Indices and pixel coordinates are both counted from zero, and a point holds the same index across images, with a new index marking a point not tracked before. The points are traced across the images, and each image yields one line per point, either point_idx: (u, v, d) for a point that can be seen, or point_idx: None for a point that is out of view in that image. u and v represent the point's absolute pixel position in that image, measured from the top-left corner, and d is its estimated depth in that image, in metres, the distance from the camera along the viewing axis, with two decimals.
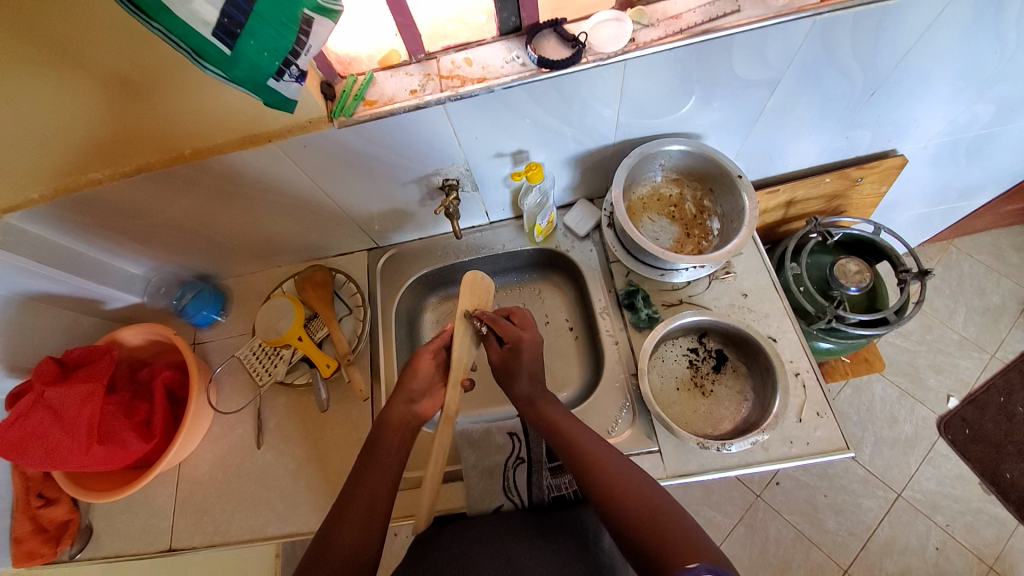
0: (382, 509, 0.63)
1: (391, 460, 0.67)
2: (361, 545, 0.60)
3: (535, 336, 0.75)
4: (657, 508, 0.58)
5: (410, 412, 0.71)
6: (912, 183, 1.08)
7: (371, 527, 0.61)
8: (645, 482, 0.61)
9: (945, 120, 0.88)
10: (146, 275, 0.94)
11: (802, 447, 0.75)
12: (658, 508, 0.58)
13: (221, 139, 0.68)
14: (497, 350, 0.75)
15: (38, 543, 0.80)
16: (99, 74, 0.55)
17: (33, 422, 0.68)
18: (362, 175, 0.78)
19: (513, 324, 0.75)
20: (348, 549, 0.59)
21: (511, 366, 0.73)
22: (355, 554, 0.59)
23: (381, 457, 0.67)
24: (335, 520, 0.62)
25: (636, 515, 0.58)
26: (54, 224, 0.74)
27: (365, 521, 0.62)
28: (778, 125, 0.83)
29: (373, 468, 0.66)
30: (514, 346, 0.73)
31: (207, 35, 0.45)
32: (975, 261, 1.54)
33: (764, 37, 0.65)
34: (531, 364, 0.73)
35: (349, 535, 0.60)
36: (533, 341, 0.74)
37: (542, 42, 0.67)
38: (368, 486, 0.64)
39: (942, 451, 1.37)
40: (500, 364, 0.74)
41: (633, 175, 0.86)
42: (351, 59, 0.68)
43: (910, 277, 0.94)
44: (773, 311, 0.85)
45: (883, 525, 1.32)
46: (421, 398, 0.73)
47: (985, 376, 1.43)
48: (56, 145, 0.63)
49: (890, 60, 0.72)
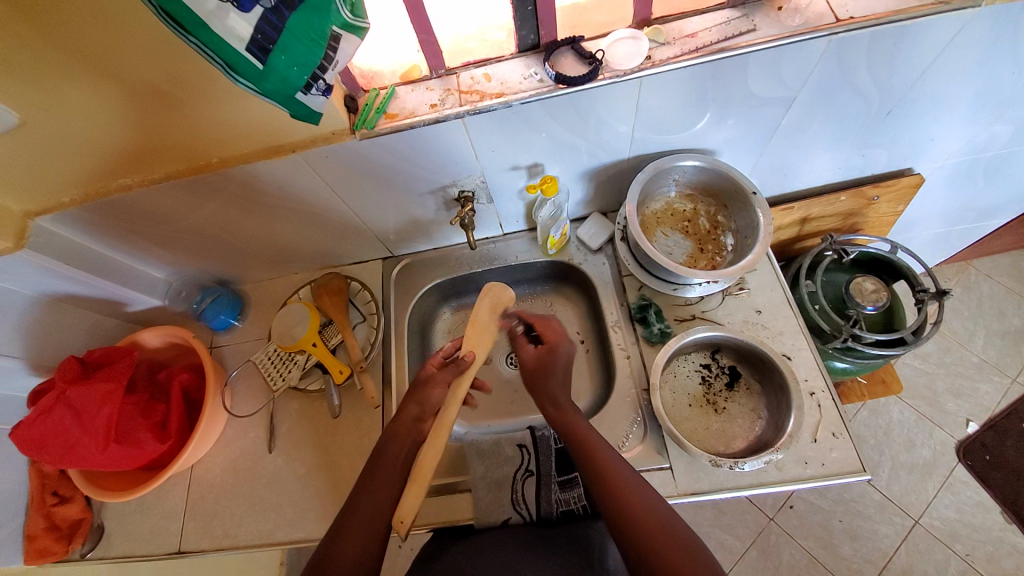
0: (384, 521, 0.63)
1: (393, 472, 0.67)
2: (364, 554, 0.60)
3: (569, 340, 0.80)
4: (651, 508, 0.60)
5: (418, 427, 0.72)
6: (929, 202, 1.07)
7: (373, 538, 0.61)
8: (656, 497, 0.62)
9: (963, 140, 0.87)
10: (167, 279, 0.96)
11: (817, 468, 0.73)
12: (655, 511, 0.60)
13: (248, 148, 0.70)
14: (530, 350, 0.80)
15: (52, 541, 0.81)
16: (135, 84, 0.58)
17: (54, 418, 0.70)
18: (380, 186, 0.80)
19: (550, 328, 0.81)
20: (353, 562, 0.59)
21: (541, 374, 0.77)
22: (359, 562, 0.60)
23: (389, 469, 0.67)
24: (339, 531, 0.62)
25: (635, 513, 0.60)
26: (83, 228, 0.77)
27: (367, 530, 0.62)
28: (792, 143, 0.83)
29: (377, 481, 0.66)
30: (551, 347, 0.79)
31: (241, 50, 0.47)
32: (994, 283, 1.51)
33: (779, 56, 0.66)
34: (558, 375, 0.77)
35: (354, 545, 0.60)
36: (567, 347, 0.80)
37: (559, 59, 0.69)
38: (372, 497, 0.64)
39: (962, 478, 1.33)
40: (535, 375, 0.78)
41: (646, 189, 0.87)
42: (374, 74, 0.71)
43: (927, 297, 0.92)
44: (788, 328, 0.84)
45: (900, 553, 1.28)
46: (430, 417, 0.73)
47: (1007, 401, 1.39)
48: (90, 152, 0.66)
49: (906, 81, 0.72)
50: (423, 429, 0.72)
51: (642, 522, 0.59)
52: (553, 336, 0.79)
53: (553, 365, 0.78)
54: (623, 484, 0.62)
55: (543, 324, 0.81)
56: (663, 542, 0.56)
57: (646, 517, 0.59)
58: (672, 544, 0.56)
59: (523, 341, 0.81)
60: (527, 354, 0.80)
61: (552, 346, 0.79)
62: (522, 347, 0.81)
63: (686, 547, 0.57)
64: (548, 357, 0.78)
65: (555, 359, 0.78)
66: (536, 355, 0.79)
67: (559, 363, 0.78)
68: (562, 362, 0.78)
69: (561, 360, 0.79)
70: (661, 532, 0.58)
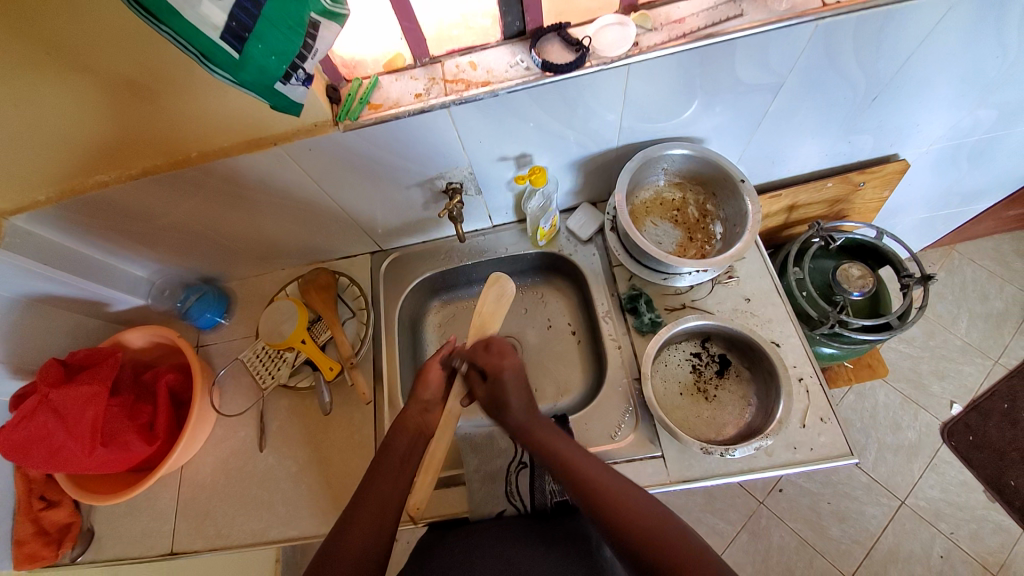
0: (392, 515, 0.63)
1: (398, 468, 0.66)
2: (371, 547, 0.60)
3: (516, 361, 0.75)
4: (598, 473, 0.64)
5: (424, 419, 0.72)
6: (913, 189, 1.08)
7: (381, 535, 0.61)
8: (644, 495, 0.62)
9: (946, 126, 0.88)
10: (150, 278, 0.94)
11: (805, 454, 0.75)
12: (598, 478, 0.63)
13: (228, 142, 0.68)
14: (480, 384, 0.75)
15: (41, 545, 0.80)
16: (108, 76, 0.56)
17: (36, 423, 0.68)
18: (365, 179, 0.79)
19: (493, 354, 0.75)
20: (357, 553, 0.59)
21: (496, 396, 0.73)
22: (363, 559, 0.59)
23: (390, 464, 0.67)
24: (346, 523, 0.61)
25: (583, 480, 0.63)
26: (60, 226, 0.74)
27: (373, 526, 0.61)
28: (780, 130, 0.83)
29: (378, 479, 0.65)
30: (495, 378, 0.74)
31: (214, 38, 0.45)
32: (978, 266, 1.54)
33: (766, 41, 0.65)
34: (517, 387, 0.73)
35: (359, 538, 0.60)
36: (514, 367, 0.75)
37: (545, 46, 0.67)
38: (375, 493, 0.64)
39: (946, 458, 1.36)
40: (486, 396, 0.75)
41: (636, 179, 0.87)
42: (357, 63, 0.69)
43: (912, 283, 0.93)
44: (777, 315, 0.85)
45: (887, 533, 1.31)
46: (435, 408, 0.74)
47: (989, 382, 1.43)
48: (64, 148, 0.63)
49: (893, 64, 0.72)
50: (430, 421, 0.73)
51: (596, 487, 0.62)
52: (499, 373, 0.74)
53: (502, 394, 0.73)
54: (572, 460, 0.66)
55: (483, 354, 0.76)
56: (611, 500, 0.61)
57: (617, 501, 0.61)
58: (620, 500, 0.61)
59: (472, 377, 0.76)
60: (479, 390, 0.75)
61: (495, 376, 0.74)
62: (475, 385, 0.76)
63: (628, 503, 0.61)
64: (496, 389, 0.73)
65: (502, 388, 0.73)
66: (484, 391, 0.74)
67: (507, 390, 0.73)
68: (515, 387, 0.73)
69: (510, 384, 0.73)
70: (613, 495, 0.61)
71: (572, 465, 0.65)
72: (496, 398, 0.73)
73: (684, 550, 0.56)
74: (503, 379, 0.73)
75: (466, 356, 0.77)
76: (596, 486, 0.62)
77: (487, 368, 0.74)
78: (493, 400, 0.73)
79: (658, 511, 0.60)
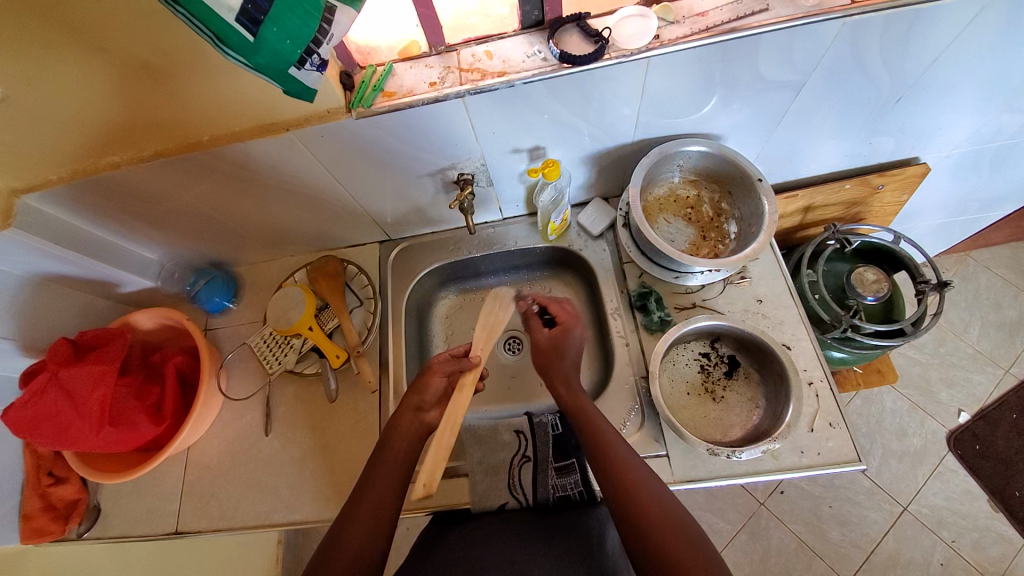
0: (386, 523, 0.63)
1: (398, 464, 0.67)
2: (366, 549, 0.60)
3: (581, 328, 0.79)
4: (621, 453, 0.65)
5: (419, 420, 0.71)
6: (932, 193, 1.06)
7: (376, 538, 0.61)
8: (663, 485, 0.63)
9: (971, 130, 0.85)
10: (160, 260, 0.94)
11: (813, 457, 0.74)
12: (619, 457, 0.64)
13: (240, 126, 0.67)
14: (542, 332, 0.79)
15: (49, 520, 0.81)
16: (120, 57, 0.56)
17: (46, 401, 0.69)
18: (377, 167, 0.78)
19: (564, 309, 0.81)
20: (352, 555, 0.59)
21: (560, 344, 0.77)
22: (359, 558, 0.59)
23: (392, 464, 0.67)
24: (343, 526, 0.62)
25: (605, 456, 0.65)
26: (72, 207, 0.75)
27: (372, 524, 0.62)
28: (800, 129, 0.81)
29: (378, 479, 0.65)
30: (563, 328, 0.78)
31: (231, 21, 0.44)
32: (992, 274, 1.51)
33: (791, 38, 0.63)
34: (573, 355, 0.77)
35: (356, 540, 0.60)
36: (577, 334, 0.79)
37: (564, 37, 0.66)
38: (377, 490, 0.64)
39: (951, 466, 1.35)
40: (546, 341, 0.78)
41: (650, 175, 0.85)
42: (371, 50, 0.68)
43: (928, 289, 0.92)
44: (789, 318, 0.84)
45: (888, 538, 1.31)
46: (431, 407, 0.72)
47: (998, 391, 1.41)
48: (75, 128, 0.63)
49: (920, 65, 0.70)
50: (426, 420, 0.72)
51: (615, 466, 0.63)
52: (565, 316, 0.79)
53: (563, 346, 0.77)
54: (604, 433, 0.67)
55: (556, 304, 0.81)
56: (628, 480, 0.62)
57: (632, 483, 0.62)
58: (636, 483, 0.62)
59: (537, 322, 0.80)
60: (541, 335, 0.79)
61: (563, 323, 0.79)
62: (535, 327, 0.80)
63: (643, 486, 0.61)
64: (559, 337, 0.77)
65: (567, 339, 0.77)
66: (549, 335, 0.78)
67: (569, 347, 0.77)
68: (574, 345, 0.77)
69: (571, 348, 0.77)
70: (630, 476, 0.62)
71: (600, 437, 0.67)
72: (561, 347, 0.77)
73: (684, 539, 0.57)
74: (569, 332, 0.77)
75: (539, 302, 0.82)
76: (615, 464, 0.64)
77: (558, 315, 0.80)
78: (556, 349, 0.77)
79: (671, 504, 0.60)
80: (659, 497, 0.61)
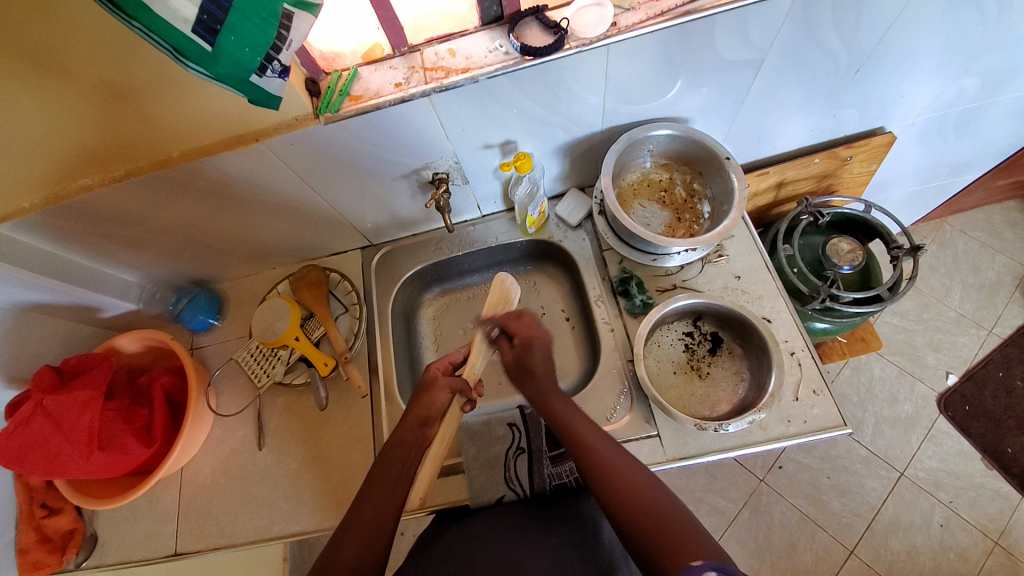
0: (389, 524, 0.63)
1: (393, 471, 0.66)
2: (366, 556, 0.60)
3: (545, 334, 0.74)
4: (604, 454, 0.64)
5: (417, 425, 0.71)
6: (902, 161, 1.08)
7: (376, 540, 0.61)
8: (652, 480, 0.61)
9: (932, 96, 0.88)
10: (141, 282, 0.94)
11: (799, 426, 0.75)
12: (601, 458, 0.63)
13: (210, 140, 0.67)
14: (508, 350, 0.74)
15: (45, 553, 0.80)
16: (83, 79, 0.56)
17: (33, 430, 0.68)
18: (350, 172, 0.78)
19: (523, 324, 0.74)
20: (353, 563, 0.59)
21: (525, 362, 0.72)
22: (360, 562, 0.59)
23: (387, 472, 0.66)
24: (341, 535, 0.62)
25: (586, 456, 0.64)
26: (46, 233, 0.74)
27: (372, 528, 0.62)
28: (764, 106, 0.83)
29: (375, 487, 0.65)
30: (526, 344, 0.73)
31: (187, 32, 0.44)
32: (969, 238, 1.55)
33: (745, 16, 0.65)
34: (544, 358, 0.73)
35: (355, 543, 0.61)
36: (544, 341, 0.74)
37: (523, 30, 0.67)
38: (375, 496, 0.64)
39: (944, 429, 1.38)
40: (513, 361, 0.74)
41: (622, 161, 0.86)
42: (335, 55, 0.68)
43: (902, 254, 0.94)
44: (766, 291, 0.85)
45: (887, 505, 1.33)
46: (436, 422, 0.71)
47: (983, 351, 1.44)
48: (42, 152, 0.63)
49: (874, 36, 0.72)
50: (429, 435, 0.70)
51: (599, 464, 0.63)
52: (528, 332, 0.73)
53: (529, 362, 0.72)
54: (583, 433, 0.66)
55: (514, 320, 0.74)
56: (614, 479, 0.61)
57: (619, 479, 0.61)
58: (622, 481, 0.61)
59: (502, 343, 0.75)
60: (506, 355, 0.74)
61: (526, 342, 0.72)
62: (502, 349, 0.75)
63: (630, 484, 0.60)
64: (523, 353, 0.72)
65: (531, 356, 0.72)
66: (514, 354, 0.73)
67: (535, 360, 0.72)
68: (541, 353, 0.73)
69: (537, 355, 0.73)
70: (618, 474, 0.61)
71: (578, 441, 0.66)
72: (526, 363, 0.72)
73: (681, 531, 0.56)
74: (534, 348, 0.72)
75: (497, 322, 0.75)
76: (599, 463, 0.63)
77: (517, 333, 0.73)
78: (521, 366, 0.72)
79: (665, 500, 0.59)
80: (650, 493, 0.60)
